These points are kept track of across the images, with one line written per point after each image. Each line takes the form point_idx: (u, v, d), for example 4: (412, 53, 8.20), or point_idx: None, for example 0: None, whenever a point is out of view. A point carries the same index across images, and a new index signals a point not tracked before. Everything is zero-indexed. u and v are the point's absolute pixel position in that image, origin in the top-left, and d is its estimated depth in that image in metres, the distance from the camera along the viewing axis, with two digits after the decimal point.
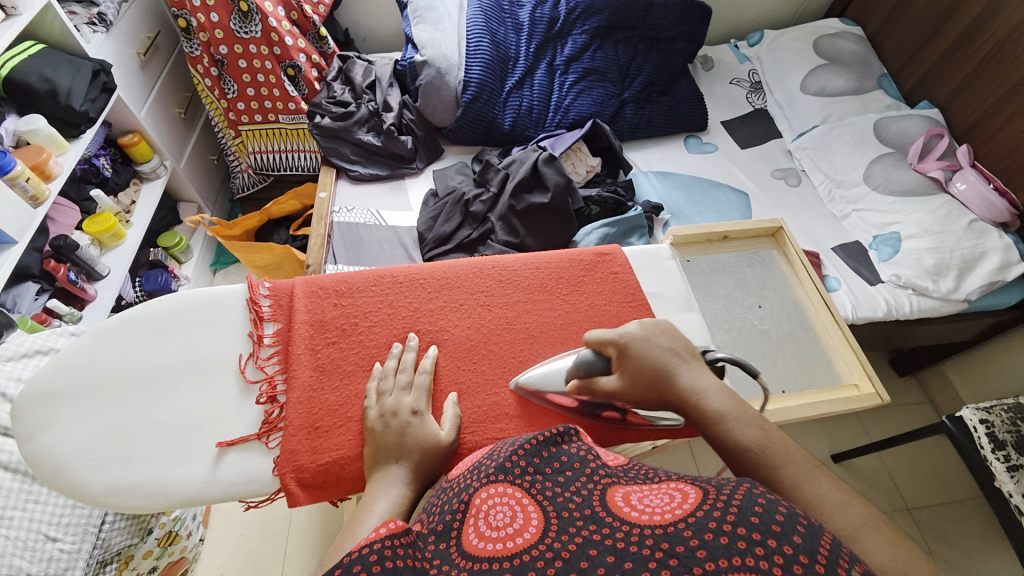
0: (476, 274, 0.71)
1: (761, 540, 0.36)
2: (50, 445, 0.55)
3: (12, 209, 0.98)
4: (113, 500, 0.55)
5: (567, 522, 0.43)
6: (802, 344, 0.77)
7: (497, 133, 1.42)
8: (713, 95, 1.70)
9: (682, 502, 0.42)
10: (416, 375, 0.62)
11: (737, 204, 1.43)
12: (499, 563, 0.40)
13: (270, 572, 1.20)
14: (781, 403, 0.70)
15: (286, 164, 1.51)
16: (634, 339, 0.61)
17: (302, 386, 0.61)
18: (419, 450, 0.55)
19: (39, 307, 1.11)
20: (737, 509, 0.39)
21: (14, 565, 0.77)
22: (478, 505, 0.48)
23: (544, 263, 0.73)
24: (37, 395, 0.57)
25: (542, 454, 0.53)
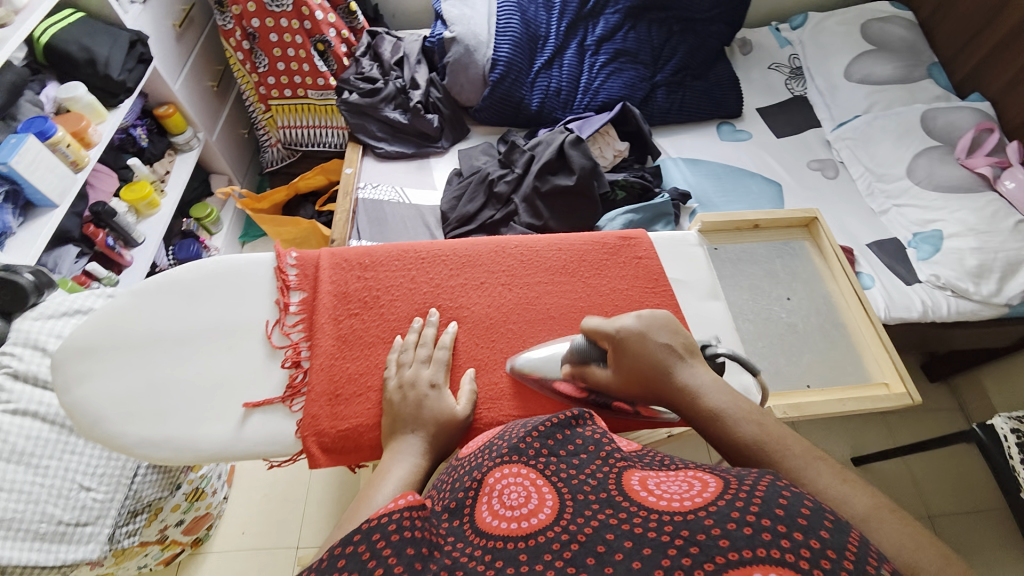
0: (498, 253, 0.71)
1: (786, 532, 0.36)
2: (88, 397, 0.58)
3: (52, 172, 1.02)
4: (145, 452, 0.57)
5: (584, 504, 0.44)
6: (830, 340, 0.74)
7: (524, 114, 1.40)
8: (750, 80, 1.64)
9: (701, 490, 0.42)
10: (435, 350, 0.62)
11: (769, 195, 1.39)
12: (513, 541, 0.42)
13: (289, 533, 1.25)
14: (805, 397, 0.68)
15: (313, 140, 1.54)
16: (631, 334, 0.58)
17: (325, 353, 0.62)
18: (435, 422, 0.56)
19: (79, 269, 1.16)
20: (761, 501, 0.39)
21: (48, 511, 0.82)
22: (491, 484, 0.49)
23: (567, 245, 0.72)
24: (77, 349, 0.60)
25: (556, 436, 0.53)
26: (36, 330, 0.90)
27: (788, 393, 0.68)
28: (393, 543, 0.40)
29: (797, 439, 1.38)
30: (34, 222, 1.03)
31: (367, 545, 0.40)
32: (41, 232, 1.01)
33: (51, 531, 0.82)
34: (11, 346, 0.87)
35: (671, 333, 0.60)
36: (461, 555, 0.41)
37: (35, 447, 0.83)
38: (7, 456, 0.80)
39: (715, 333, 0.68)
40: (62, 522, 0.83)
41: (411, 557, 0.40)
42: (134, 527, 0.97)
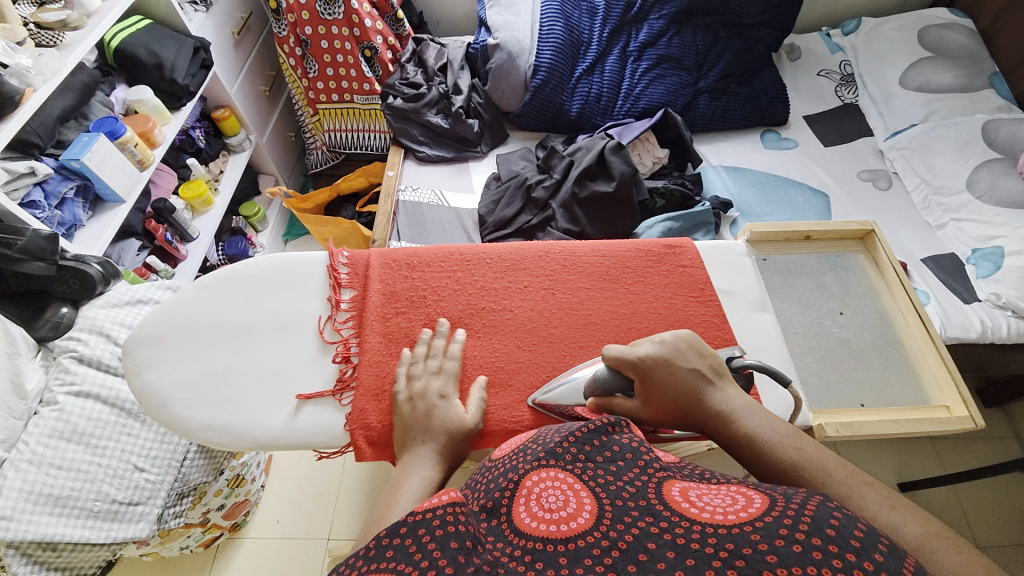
0: (541, 258, 0.71)
1: (838, 554, 0.35)
2: (155, 381, 0.62)
3: (119, 170, 1.09)
4: (205, 435, 0.60)
5: (622, 510, 0.43)
6: (886, 358, 0.71)
7: (564, 120, 1.40)
8: (797, 87, 1.59)
9: (746, 505, 0.41)
10: (445, 360, 0.63)
11: (815, 206, 1.34)
12: (553, 543, 0.41)
13: (321, 524, 1.29)
14: (859, 417, 0.65)
15: (358, 143, 1.58)
16: (656, 361, 0.58)
17: (372, 351, 0.64)
18: (446, 432, 0.57)
19: (139, 261, 1.24)
20: (810, 520, 0.37)
21: (103, 489, 0.87)
22: (529, 486, 0.49)
23: (611, 252, 0.72)
24: (146, 336, 0.64)
25: (593, 442, 0.52)
26: (104, 318, 0.96)
27: (841, 411, 0.66)
28: (438, 538, 0.42)
29: (837, 461, 1.32)
30: (102, 216, 1.10)
31: (413, 540, 0.42)
32: (108, 225, 1.08)
33: (105, 508, 0.86)
34: (78, 331, 0.93)
35: (698, 355, 0.59)
36: (501, 554, 0.42)
37: (95, 428, 0.88)
38: (64, 434, 0.86)
39: (762, 346, 0.66)
40: (116, 501, 0.87)
41: (454, 550, 0.41)
42: (180, 508, 1.00)
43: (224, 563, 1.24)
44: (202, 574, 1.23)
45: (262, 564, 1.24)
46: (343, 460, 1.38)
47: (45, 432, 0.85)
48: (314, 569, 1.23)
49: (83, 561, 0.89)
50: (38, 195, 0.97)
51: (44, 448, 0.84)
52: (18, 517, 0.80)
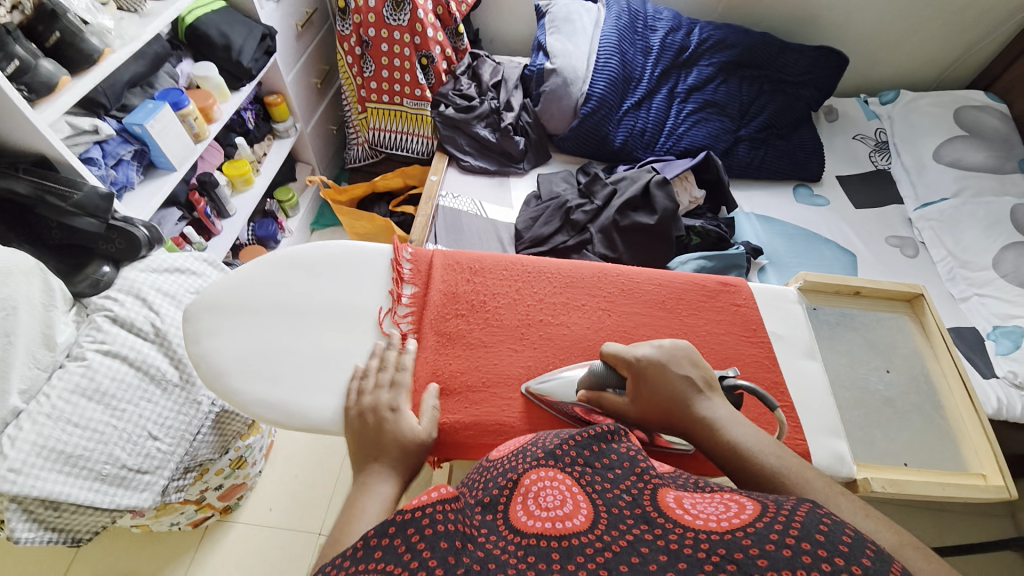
0: (600, 279, 0.72)
1: (827, 557, 0.35)
2: (214, 350, 0.63)
3: (176, 140, 1.11)
4: (259, 411, 0.61)
5: (618, 517, 0.43)
6: (928, 421, 0.72)
7: (606, 149, 1.44)
8: (833, 147, 1.63)
9: (739, 512, 0.41)
10: (396, 374, 0.62)
11: (842, 264, 1.36)
12: (547, 540, 0.41)
13: (314, 519, 1.26)
14: (903, 475, 0.66)
15: (399, 144, 1.60)
16: (650, 363, 0.59)
17: (428, 347, 0.65)
18: (397, 446, 0.56)
19: (178, 231, 1.24)
20: (800, 526, 0.38)
21: (114, 453, 0.85)
22: (527, 484, 0.48)
23: (667, 281, 0.73)
24: (207, 305, 0.65)
25: (593, 447, 0.52)
26: (141, 281, 0.96)
27: (884, 467, 0.66)
28: (427, 538, 0.40)
29: None
30: (154, 182, 1.12)
31: (403, 539, 0.40)
32: (158, 191, 1.10)
33: (113, 474, 0.84)
34: (116, 292, 0.94)
35: (692, 364, 0.60)
36: (495, 546, 0.41)
37: (118, 390, 0.87)
38: (86, 392, 0.84)
39: (810, 394, 0.67)
40: (125, 466, 0.86)
41: (445, 551, 0.39)
42: (183, 483, 1.00)
43: (211, 546, 1.21)
44: (187, 555, 1.20)
45: (249, 552, 1.21)
46: (341, 456, 1.36)
47: (68, 387, 0.83)
48: (300, 564, 1.20)
49: (80, 524, 0.86)
50: (96, 154, 0.99)
51: (64, 403, 0.82)
52: (26, 471, 0.77)
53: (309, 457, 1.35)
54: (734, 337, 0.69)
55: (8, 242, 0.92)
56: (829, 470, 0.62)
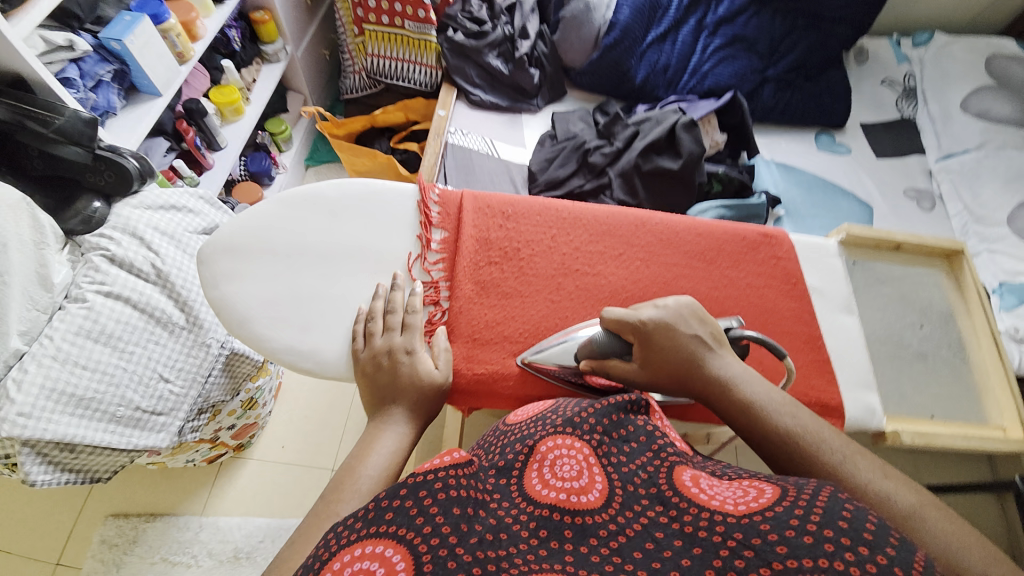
0: (640, 227, 0.70)
1: (850, 545, 0.34)
2: (237, 295, 0.62)
3: (160, 61, 1.01)
4: (290, 359, 0.61)
5: (633, 496, 0.43)
6: (936, 372, 0.76)
7: (626, 86, 1.34)
8: (860, 93, 1.55)
9: (758, 496, 0.40)
10: (408, 316, 0.61)
11: (858, 216, 1.33)
12: (562, 512, 0.41)
13: (325, 457, 1.29)
14: (932, 428, 0.70)
15: (398, 74, 1.45)
16: (656, 326, 0.58)
17: (460, 296, 0.65)
18: (413, 387, 0.57)
19: (167, 163, 1.15)
20: (822, 511, 0.37)
21: (127, 396, 0.83)
22: (543, 452, 0.48)
23: (709, 232, 0.71)
24: (222, 247, 0.64)
25: (611, 417, 0.51)
26: (135, 218, 0.89)
27: (913, 420, 0.69)
28: (439, 503, 0.39)
29: None
30: (138, 108, 1.02)
31: (414, 502, 0.39)
32: (144, 118, 1.01)
33: (128, 415, 0.83)
34: (111, 230, 0.88)
35: (699, 322, 0.60)
36: (508, 514, 0.41)
37: (124, 332, 0.83)
38: (92, 334, 0.81)
39: (848, 347, 0.69)
40: (139, 408, 0.84)
41: (456, 518, 0.39)
42: (198, 423, 0.99)
43: (227, 480, 1.25)
44: (204, 489, 1.23)
45: (265, 486, 1.25)
46: (349, 397, 1.37)
47: (71, 329, 0.79)
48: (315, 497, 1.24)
49: (99, 464, 0.85)
50: (74, 74, 0.89)
51: (69, 345, 0.79)
52: (37, 415, 0.74)
53: (318, 398, 1.37)
54: (768, 290, 0.69)
55: None
56: (860, 422, 0.65)
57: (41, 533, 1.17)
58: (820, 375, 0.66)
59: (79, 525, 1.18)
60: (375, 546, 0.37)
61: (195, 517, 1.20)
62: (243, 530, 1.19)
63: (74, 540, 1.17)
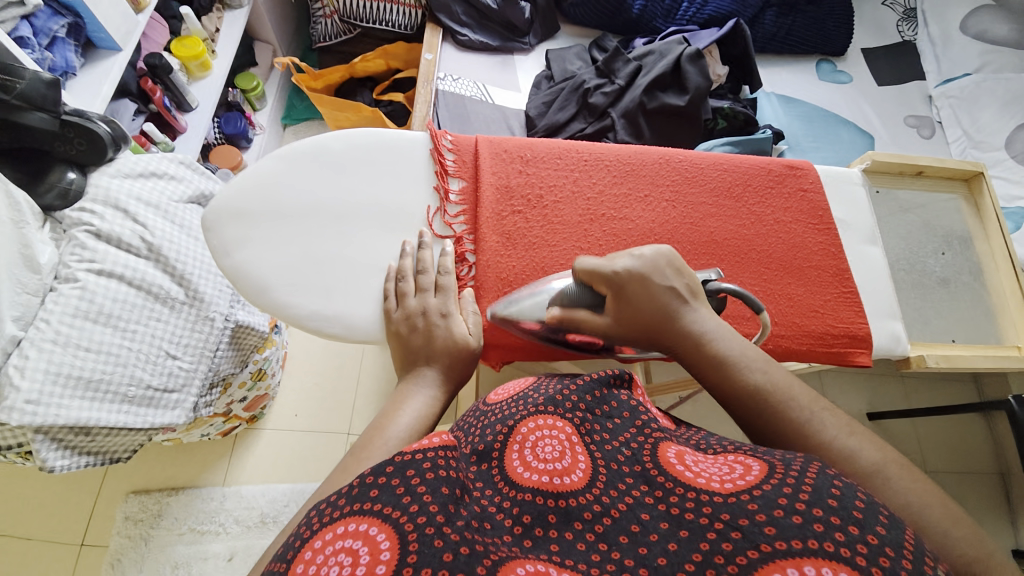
0: (665, 164, 0.72)
1: (840, 525, 0.31)
2: (252, 261, 0.63)
3: (116, 10, 0.91)
4: (316, 324, 0.63)
5: (617, 475, 0.40)
6: (934, 301, 0.79)
7: (623, 18, 1.26)
8: (860, 17, 1.48)
9: (744, 473, 0.37)
10: (440, 277, 0.62)
11: (860, 147, 1.30)
12: (544, 497, 0.39)
13: (340, 421, 1.30)
14: (953, 351, 0.75)
15: (376, 17, 1.35)
16: (633, 277, 0.54)
17: (488, 247, 0.65)
18: (447, 352, 0.57)
19: (137, 128, 1.08)
20: (811, 489, 0.33)
21: (137, 374, 0.80)
22: (524, 434, 0.44)
23: (733, 167, 0.74)
24: (229, 214, 0.64)
25: (594, 393, 0.48)
26: (116, 190, 0.83)
27: (936, 345, 0.74)
28: (428, 482, 0.37)
29: (819, 391, 1.40)
30: (97, 67, 0.93)
31: (401, 480, 0.37)
32: (107, 76, 0.92)
33: (140, 394, 0.80)
34: (92, 203, 0.82)
35: (676, 273, 0.55)
36: (490, 504, 0.39)
37: (121, 310, 0.79)
38: (89, 314, 0.77)
39: (874, 276, 0.74)
40: (151, 386, 0.82)
41: (445, 497, 0.36)
42: (211, 397, 0.98)
43: (245, 450, 1.26)
44: (223, 461, 1.24)
45: (284, 453, 1.26)
46: (357, 363, 1.36)
47: (68, 310, 0.75)
48: (333, 460, 1.26)
49: (117, 445, 0.83)
50: (27, 32, 0.80)
51: (68, 328, 0.75)
52: (45, 401, 0.72)
53: (327, 363, 1.36)
54: (789, 224, 0.72)
55: None
56: (886, 348, 0.71)
57: (61, 515, 1.18)
58: (847, 307, 0.70)
59: (100, 505, 1.19)
60: (360, 524, 0.34)
61: (217, 488, 1.21)
62: (267, 497, 1.21)
63: (97, 519, 1.18)
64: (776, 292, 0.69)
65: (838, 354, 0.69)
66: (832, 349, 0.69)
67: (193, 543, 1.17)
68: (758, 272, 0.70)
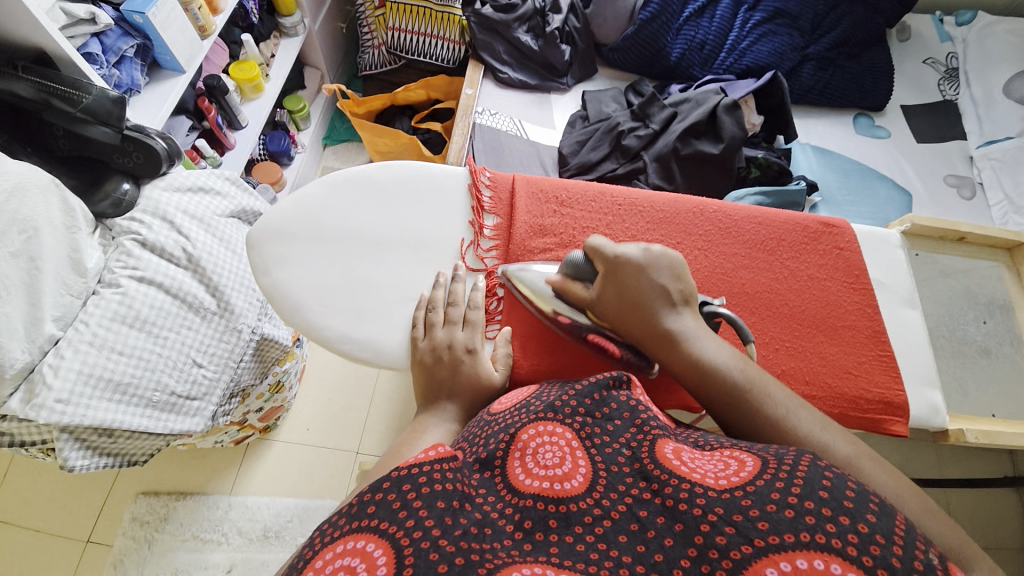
0: (698, 214, 0.72)
1: (831, 516, 0.36)
2: (289, 280, 0.65)
3: (183, 35, 0.98)
4: (344, 346, 0.64)
5: (617, 477, 0.45)
6: (971, 373, 0.77)
7: (660, 65, 1.29)
8: (901, 73, 1.46)
9: (739, 469, 0.42)
10: (469, 312, 0.62)
11: (896, 204, 1.27)
12: (547, 502, 0.43)
13: (350, 439, 1.30)
14: (994, 427, 0.71)
15: (421, 50, 1.41)
16: (629, 263, 0.59)
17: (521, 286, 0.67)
18: (471, 388, 0.58)
19: (190, 143, 1.13)
20: (802, 482, 0.38)
21: (163, 381, 0.82)
22: (524, 441, 0.49)
23: (768, 221, 0.73)
24: (272, 233, 0.66)
25: (594, 396, 0.53)
26: (167, 202, 0.88)
27: (976, 420, 0.71)
28: (424, 497, 0.41)
29: None
30: (161, 86, 0.99)
31: (397, 495, 0.41)
32: (169, 95, 0.98)
33: (163, 400, 0.82)
34: (141, 213, 0.86)
35: (673, 276, 0.59)
36: (492, 509, 0.43)
37: (157, 317, 0.82)
38: (126, 319, 0.79)
39: (911, 342, 0.71)
40: (174, 393, 0.83)
41: (441, 511, 0.40)
42: (230, 407, 0.99)
43: (254, 461, 1.26)
44: (232, 469, 1.25)
45: (291, 468, 1.26)
46: (372, 383, 1.37)
47: (106, 314, 0.78)
48: (339, 478, 1.25)
49: (135, 448, 0.85)
50: (96, 49, 0.86)
51: (105, 331, 0.77)
52: (74, 401, 0.73)
53: (343, 379, 1.37)
54: (823, 282, 0.71)
55: (16, 153, 0.84)
56: (924, 420, 0.68)
57: (72, 510, 1.19)
58: (883, 371, 0.68)
59: (110, 503, 1.20)
60: (357, 540, 0.38)
61: (224, 497, 1.22)
62: (271, 511, 1.21)
63: (106, 517, 1.19)
64: (807, 349, 0.67)
65: (872, 420, 0.66)
66: (866, 414, 0.66)
67: (193, 551, 1.16)
68: (790, 328, 0.68)
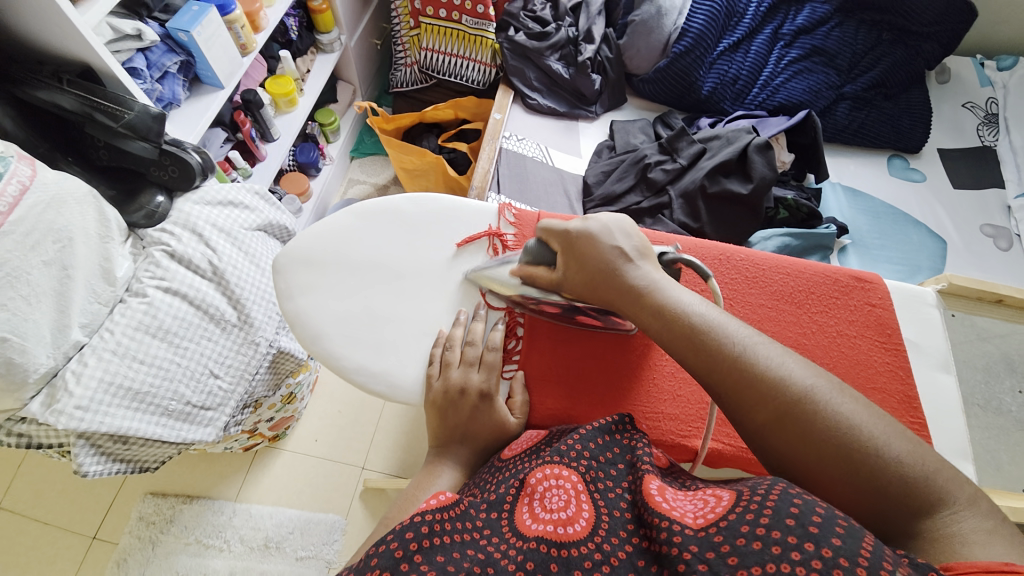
0: (725, 264, 0.70)
1: (796, 544, 0.35)
2: (311, 308, 0.65)
3: (225, 53, 1.01)
4: (361, 377, 0.63)
5: (619, 522, 0.44)
6: None
7: (690, 98, 1.29)
8: (938, 115, 1.42)
9: (716, 505, 0.42)
10: (486, 352, 0.62)
11: (929, 251, 1.23)
12: (554, 549, 0.42)
13: (356, 454, 1.30)
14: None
15: (452, 71, 1.42)
16: (581, 235, 0.58)
17: (541, 332, 0.65)
18: (483, 435, 0.59)
19: (223, 154, 1.17)
20: (772, 511, 0.37)
21: (180, 390, 0.83)
22: (533, 485, 0.47)
23: (798, 273, 0.71)
24: (297, 260, 0.67)
25: (597, 440, 0.51)
26: (196, 216, 0.90)
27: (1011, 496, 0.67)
28: (427, 551, 0.41)
29: None
30: (200, 100, 1.02)
31: (400, 543, 0.42)
32: (207, 109, 1.01)
33: (179, 409, 0.83)
34: (172, 226, 0.88)
35: (625, 236, 0.58)
36: (496, 550, 0.42)
37: (180, 328, 0.83)
38: (149, 329, 0.81)
39: (943, 408, 0.69)
40: (190, 403, 0.84)
41: (443, 563, 0.40)
42: (242, 417, 0.99)
43: (261, 469, 1.26)
44: (238, 475, 1.25)
45: (297, 479, 1.26)
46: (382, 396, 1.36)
47: (131, 324, 0.79)
48: (343, 493, 1.25)
49: (148, 455, 0.86)
50: (141, 63, 0.89)
51: (130, 340, 0.79)
52: (94, 408, 0.74)
53: (352, 392, 1.37)
54: (854, 338, 0.69)
55: (57, 163, 0.86)
56: None
57: (81, 505, 1.21)
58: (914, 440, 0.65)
59: (118, 501, 1.22)
60: None
61: (229, 503, 1.22)
62: (274, 520, 1.21)
63: (112, 516, 1.20)
64: None
65: None
66: None
67: (195, 556, 1.17)
68: None
